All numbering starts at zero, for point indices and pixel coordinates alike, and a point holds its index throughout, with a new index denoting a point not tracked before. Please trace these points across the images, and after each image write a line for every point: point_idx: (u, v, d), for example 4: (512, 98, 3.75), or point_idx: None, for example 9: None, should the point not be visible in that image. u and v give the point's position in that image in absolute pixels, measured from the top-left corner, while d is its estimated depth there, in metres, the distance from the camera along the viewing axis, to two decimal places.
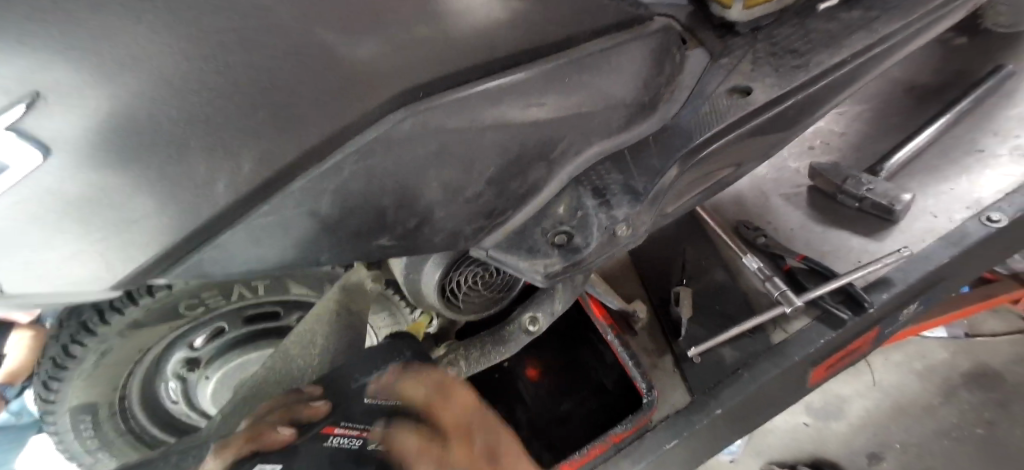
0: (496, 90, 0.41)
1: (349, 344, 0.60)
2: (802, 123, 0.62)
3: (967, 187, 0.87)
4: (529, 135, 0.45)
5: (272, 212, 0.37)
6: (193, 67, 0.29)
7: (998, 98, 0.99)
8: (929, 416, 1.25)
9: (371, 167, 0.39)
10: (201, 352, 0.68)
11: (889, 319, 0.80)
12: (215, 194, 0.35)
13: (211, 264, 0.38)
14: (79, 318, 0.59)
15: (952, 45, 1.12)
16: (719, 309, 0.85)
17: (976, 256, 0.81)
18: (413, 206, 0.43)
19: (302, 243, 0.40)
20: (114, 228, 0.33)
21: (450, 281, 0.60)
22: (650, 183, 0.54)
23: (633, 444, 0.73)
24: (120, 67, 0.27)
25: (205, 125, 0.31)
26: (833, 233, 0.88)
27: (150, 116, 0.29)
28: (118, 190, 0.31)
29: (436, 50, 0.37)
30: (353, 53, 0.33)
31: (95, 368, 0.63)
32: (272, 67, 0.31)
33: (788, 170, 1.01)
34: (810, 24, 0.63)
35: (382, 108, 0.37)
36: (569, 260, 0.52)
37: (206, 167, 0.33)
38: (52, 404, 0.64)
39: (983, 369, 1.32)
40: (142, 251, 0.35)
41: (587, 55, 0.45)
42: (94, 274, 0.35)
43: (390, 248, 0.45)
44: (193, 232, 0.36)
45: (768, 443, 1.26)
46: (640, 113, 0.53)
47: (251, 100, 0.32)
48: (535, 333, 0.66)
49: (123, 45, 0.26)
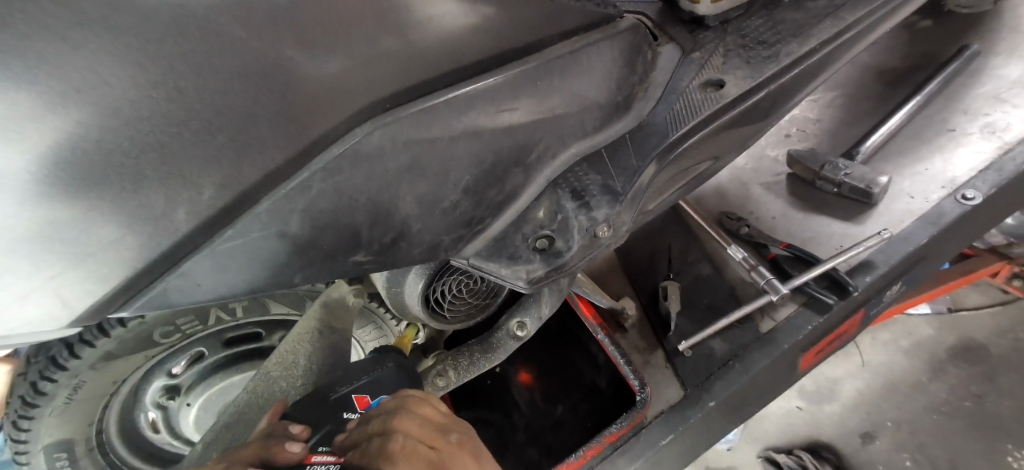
0: (465, 98, 0.40)
1: (333, 362, 0.59)
2: (777, 113, 0.62)
3: (941, 166, 0.88)
4: (502, 142, 0.45)
5: (238, 236, 0.36)
6: (143, 94, 0.28)
7: (966, 77, 1.01)
8: (918, 392, 1.27)
9: (340, 184, 0.37)
10: (180, 379, 0.66)
11: (875, 301, 0.80)
12: (176, 221, 0.33)
13: (177, 293, 0.36)
14: (47, 353, 0.57)
15: (917, 29, 1.15)
16: (706, 302, 0.85)
17: (954, 234, 0.82)
18: (387, 221, 0.42)
19: (272, 265, 0.39)
20: (68, 263, 0.31)
21: (433, 291, 0.59)
22: (628, 183, 0.53)
23: (630, 442, 0.73)
24: (61, 97, 0.25)
25: (159, 154, 0.30)
26: (814, 219, 0.89)
27: (99, 145, 0.28)
28: (69, 224, 0.30)
29: (400, 63, 0.36)
30: (311, 71, 0.33)
31: (68, 404, 0.60)
32: (227, 89, 0.30)
33: (767, 159, 1.02)
34: (776, 15, 0.64)
35: (347, 124, 0.36)
36: (550, 265, 0.51)
37: (164, 195, 0.32)
38: (22, 444, 0.61)
39: (967, 343, 1.34)
40: (99, 283, 0.33)
41: (556, 58, 0.44)
42: (51, 313, 0.33)
43: (367, 264, 0.44)
44: (154, 262, 0.35)
45: (764, 430, 1.27)
46: (614, 112, 0.53)
47: (207, 124, 0.31)
48: (525, 338, 0.65)
49: (65, 76, 0.25)
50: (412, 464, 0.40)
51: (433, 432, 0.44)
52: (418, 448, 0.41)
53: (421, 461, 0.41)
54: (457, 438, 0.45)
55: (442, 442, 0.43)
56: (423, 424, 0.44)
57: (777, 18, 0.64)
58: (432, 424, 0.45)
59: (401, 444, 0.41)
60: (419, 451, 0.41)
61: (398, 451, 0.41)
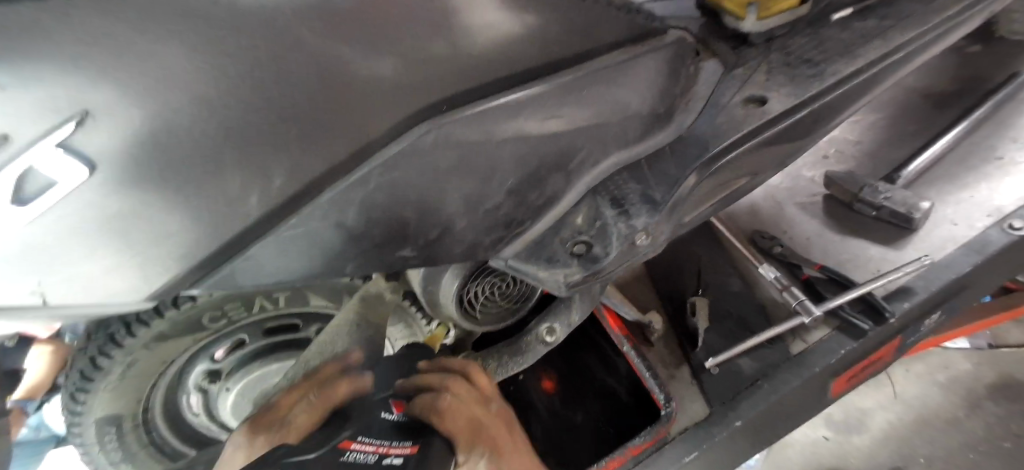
0: (514, 103, 0.42)
1: (369, 352, 0.61)
2: (819, 132, 0.62)
3: (986, 195, 0.86)
4: (548, 147, 0.46)
5: (299, 224, 0.38)
6: (228, 85, 0.30)
7: (1015, 105, 0.99)
8: (954, 428, 1.22)
9: (395, 180, 0.40)
10: (222, 364, 0.69)
11: (912, 328, 0.78)
12: (246, 208, 0.36)
13: (241, 276, 0.39)
14: (106, 330, 0.61)
15: (965, 53, 1.12)
16: (735, 319, 0.85)
17: (1000, 264, 0.80)
18: (435, 219, 0.44)
19: (327, 254, 0.41)
20: (150, 240, 0.34)
21: (468, 291, 0.60)
22: (667, 193, 0.54)
23: (653, 457, 0.72)
24: (163, 86, 0.28)
25: (237, 140, 0.33)
26: (851, 241, 0.87)
27: (187, 129, 0.30)
28: (156, 204, 0.32)
29: (455, 69, 0.38)
30: (374, 70, 0.35)
31: (119, 381, 0.64)
32: (301, 83, 0.32)
33: (803, 179, 1.01)
34: (822, 34, 0.64)
35: (405, 123, 0.39)
36: (588, 270, 0.52)
37: (238, 181, 0.34)
38: (78, 415, 0.65)
39: (1009, 380, 1.29)
40: (174, 261, 0.36)
41: (602, 67, 0.46)
42: (129, 286, 0.36)
43: (412, 259, 0.46)
44: (224, 246, 0.37)
45: (788, 457, 1.23)
46: (655, 124, 0.54)
47: (283, 117, 0.33)
48: (553, 343, 0.66)
49: (168, 67, 0.27)
50: (461, 420, 0.49)
51: (478, 400, 0.53)
52: (464, 411, 0.50)
53: (465, 422, 0.49)
54: (498, 409, 0.54)
55: (484, 410, 0.52)
56: (469, 392, 0.53)
57: (821, 38, 0.64)
58: (477, 395, 0.53)
59: (452, 405, 0.49)
60: (464, 413, 0.49)
61: (449, 410, 0.49)
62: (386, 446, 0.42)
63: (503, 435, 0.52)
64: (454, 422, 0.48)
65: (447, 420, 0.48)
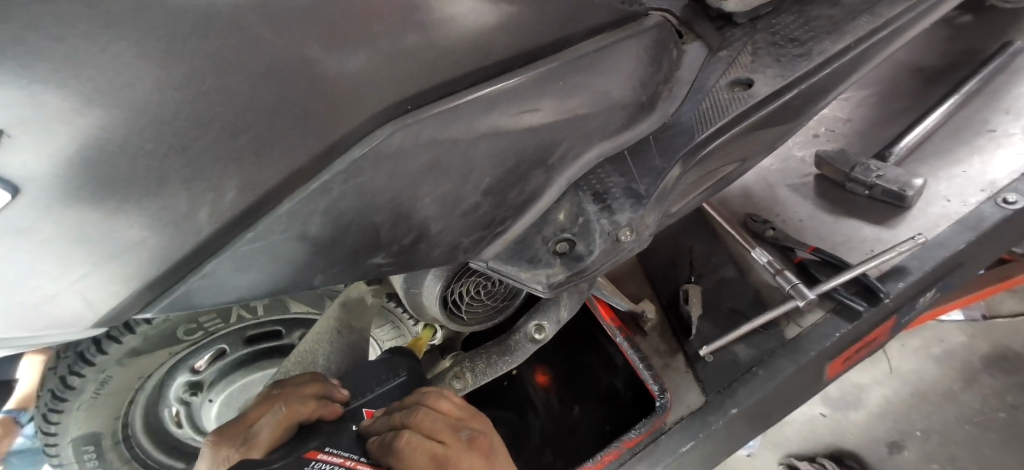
0: (487, 98, 0.39)
1: (352, 360, 0.62)
2: (808, 113, 0.60)
3: (979, 169, 0.85)
4: (525, 142, 0.44)
5: (260, 237, 0.36)
6: (164, 95, 0.27)
7: (1007, 76, 0.97)
8: (950, 401, 1.22)
9: (361, 185, 0.37)
10: (202, 375, 0.67)
11: (907, 308, 0.77)
12: (198, 225, 0.34)
13: (199, 294, 0.37)
14: (76, 348, 0.59)
15: (956, 24, 1.11)
16: (728, 306, 0.83)
17: (995, 239, 0.79)
18: (408, 223, 0.42)
19: (292, 268, 0.39)
20: (95, 263, 0.32)
21: (451, 293, 0.58)
22: (652, 185, 0.52)
23: (649, 448, 0.71)
24: (89, 102, 0.25)
25: (182, 156, 0.30)
26: (844, 221, 0.86)
27: (124, 146, 0.28)
28: (97, 226, 0.30)
29: (424, 66, 0.36)
30: (337, 70, 0.32)
31: (96, 399, 0.62)
32: (253, 89, 0.30)
33: (794, 160, 1.00)
34: (810, 11, 0.62)
35: (367, 125, 0.36)
36: (572, 269, 0.50)
37: (187, 196, 0.32)
38: (54, 436, 0.63)
39: (1004, 351, 1.29)
40: (124, 282, 0.34)
41: (581, 56, 0.43)
42: (78, 312, 0.34)
43: (387, 266, 0.43)
44: (179, 264, 0.35)
45: (787, 436, 1.23)
46: (639, 112, 0.52)
47: (234, 128, 0.31)
48: (542, 341, 0.64)
49: (92, 79, 0.25)
50: (419, 459, 0.46)
51: (445, 427, 0.49)
52: (426, 445, 0.47)
53: (428, 459, 0.46)
54: (467, 435, 0.49)
55: (453, 438, 0.48)
56: (434, 419, 0.50)
57: (809, 15, 0.61)
58: (447, 420, 0.50)
59: (410, 442, 0.47)
60: (425, 448, 0.47)
61: (406, 448, 0.47)
62: (351, 461, 0.47)
63: (478, 464, 0.47)
64: (414, 460, 0.46)
65: (404, 456, 0.46)
